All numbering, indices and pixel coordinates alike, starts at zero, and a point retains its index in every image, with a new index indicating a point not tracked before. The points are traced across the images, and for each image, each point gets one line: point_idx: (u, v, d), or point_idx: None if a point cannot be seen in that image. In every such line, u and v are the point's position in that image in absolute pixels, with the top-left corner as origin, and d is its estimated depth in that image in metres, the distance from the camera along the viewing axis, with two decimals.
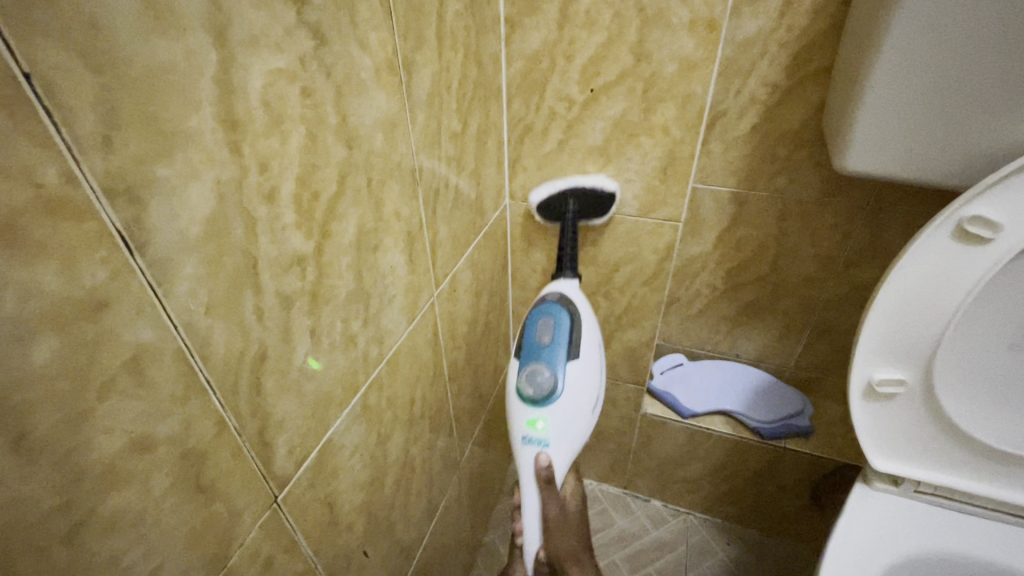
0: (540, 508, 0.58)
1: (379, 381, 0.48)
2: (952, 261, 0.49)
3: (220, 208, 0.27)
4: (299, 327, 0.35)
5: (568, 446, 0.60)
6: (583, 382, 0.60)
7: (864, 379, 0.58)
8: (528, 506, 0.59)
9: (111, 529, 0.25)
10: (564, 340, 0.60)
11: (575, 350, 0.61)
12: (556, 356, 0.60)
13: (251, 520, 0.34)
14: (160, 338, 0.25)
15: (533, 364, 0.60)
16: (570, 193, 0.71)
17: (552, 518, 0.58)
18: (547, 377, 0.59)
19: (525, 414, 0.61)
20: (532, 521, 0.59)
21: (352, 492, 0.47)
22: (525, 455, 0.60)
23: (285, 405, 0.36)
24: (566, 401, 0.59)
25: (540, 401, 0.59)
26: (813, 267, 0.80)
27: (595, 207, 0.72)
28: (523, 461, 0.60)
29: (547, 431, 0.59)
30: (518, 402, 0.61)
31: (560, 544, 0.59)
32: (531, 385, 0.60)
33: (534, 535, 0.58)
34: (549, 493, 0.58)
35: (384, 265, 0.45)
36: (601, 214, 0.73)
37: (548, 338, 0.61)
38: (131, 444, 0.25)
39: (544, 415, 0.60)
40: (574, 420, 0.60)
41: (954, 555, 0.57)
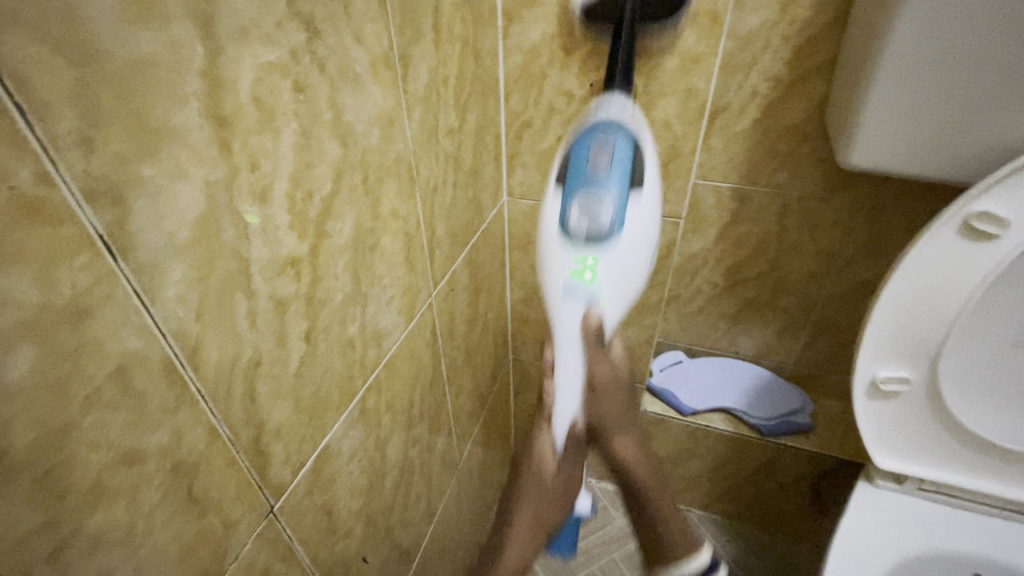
0: (587, 365, 0.50)
1: (377, 384, 0.47)
2: (959, 258, 0.48)
3: (209, 209, 0.26)
4: (295, 331, 0.34)
5: (620, 298, 0.51)
6: (641, 224, 0.51)
7: (868, 377, 0.57)
8: (569, 361, 0.50)
9: (96, 547, 0.24)
10: (625, 169, 0.49)
11: (635, 183, 0.50)
12: (617, 186, 0.49)
13: (246, 531, 0.33)
14: (147, 347, 0.24)
15: (586, 196, 0.49)
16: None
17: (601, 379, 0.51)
18: (607, 213, 0.49)
19: (572, 256, 0.50)
20: (574, 381, 0.51)
21: (350, 497, 0.46)
22: (568, 313, 0.50)
23: (280, 412, 0.34)
24: (625, 243, 0.50)
25: (595, 240, 0.49)
26: (815, 263, 0.79)
27: (654, 15, 0.57)
28: (565, 316, 0.50)
29: (600, 278, 0.50)
30: (563, 242, 0.50)
31: (603, 410, 0.52)
32: (585, 220, 0.49)
33: (570, 398, 0.51)
34: (596, 351, 0.50)
35: (382, 264, 0.44)
36: (660, 22, 0.57)
37: (605, 164, 0.49)
38: (118, 458, 0.24)
39: (597, 258, 0.49)
40: (629, 269, 0.51)
41: (959, 553, 0.57)
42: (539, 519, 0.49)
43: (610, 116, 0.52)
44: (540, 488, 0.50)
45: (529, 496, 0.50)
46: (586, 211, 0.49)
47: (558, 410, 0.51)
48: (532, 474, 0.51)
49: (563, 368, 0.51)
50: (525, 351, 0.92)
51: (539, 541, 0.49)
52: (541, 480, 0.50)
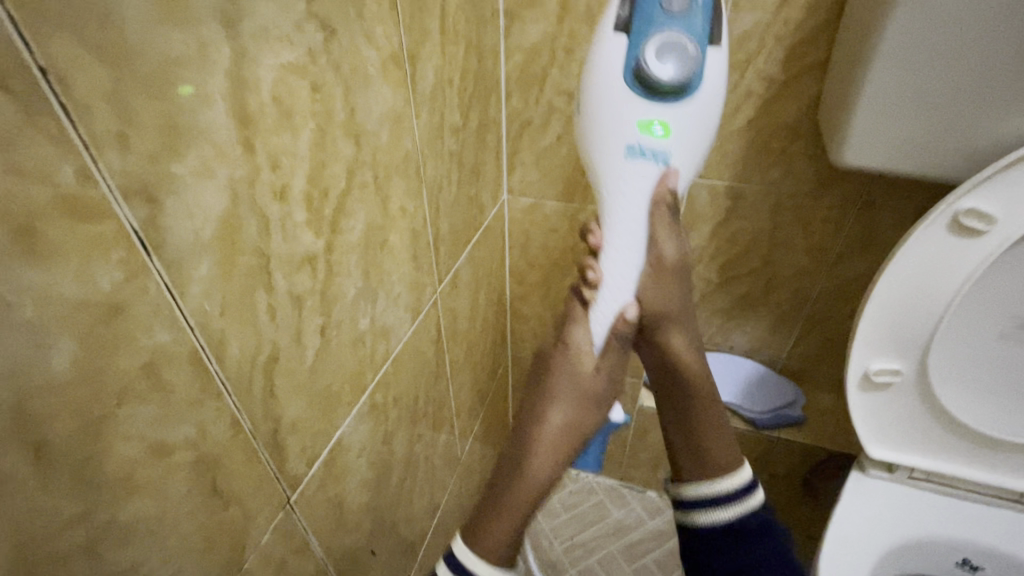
0: (647, 238, 0.45)
1: (385, 379, 0.47)
2: (947, 253, 0.50)
3: (233, 207, 0.27)
4: (310, 327, 0.35)
5: (690, 162, 0.44)
6: (720, 77, 0.43)
7: (860, 370, 0.59)
8: (624, 232, 0.45)
9: (128, 537, 0.24)
10: (704, 8, 0.40)
11: (717, 27, 0.42)
12: (698, 28, 0.40)
13: (264, 523, 0.34)
14: (176, 341, 0.25)
15: (659, 44, 0.40)
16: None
17: (663, 260, 0.45)
18: (684, 65, 0.40)
19: (638, 115, 0.42)
20: (629, 258, 0.45)
21: (360, 491, 0.46)
22: (634, 174, 0.43)
23: (296, 406, 0.35)
24: (704, 99, 0.42)
25: (668, 97, 0.41)
26: (806, 260, 0.81)
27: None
28: (626, 179, 0.44)
29: (672, 138, 0.42)
30: (630, 97, 0.42)
31: (659, 299, 0.47)
32: (658, 71, 0.41)
33: (623, 279, 0.46)
34: (660, 219, 0.44)
35: (390, 261, 0.44)
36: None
37: (681, 1, 0.40)
38: (148, 450, 0.24)
39: (666, 116, 0.42)
40: (703, 132, 0.43)
41: (944, 539, 0.59)
42: (574, 419, 0.47)
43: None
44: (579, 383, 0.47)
45: (564, 390, 0.47)
46: (660, 56, 0.41)
47: (607, 290, 0.46)
48: (571, 369, 0.47)
49: (618, 238, 0.45)
50: (523, 347, 0.93)
51: (575, 444, 0.48)
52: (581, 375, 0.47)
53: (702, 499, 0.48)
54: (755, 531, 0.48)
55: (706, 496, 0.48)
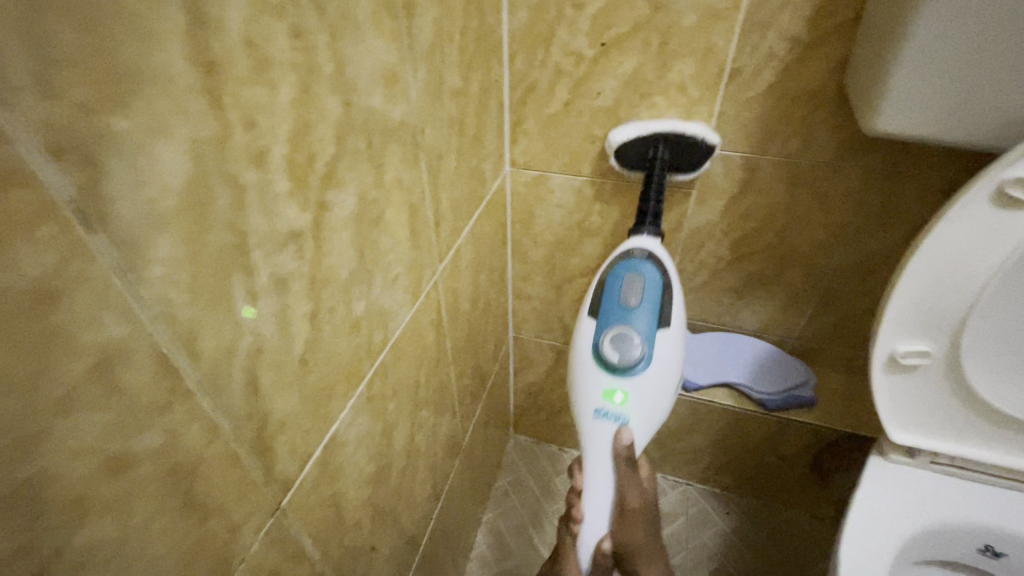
0: (616, 489, 0.51)
1: (383, 367, 0.44)
2: (989, 230, 0.47)
3: (198, 173, 0.22)
4: (299, 315, 0.31)
5: (648, 424, 0.53)
6: (671, 353, 0.53)
7: (887, 352, 0.56)
8: (597, 491, 0.52)
9: (85, 567, 0.20)
10: (654, 302, 0.53)
11: (665, 316, 0.53)
12: (646, 325, 0.52)
13: (253, 532, 0.30)
14: (135, 337, 0.21)
15: (618, 332, 0.52)
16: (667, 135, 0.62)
17: (631, 504, 0.51)
18: (636, 348, 0.51)
19: (602, 385, 0.53)
20: (601, 505, 0.51)
21: (358, 487, 0.43)
22: (598, 432, 0.52)
23: (285, 401, 0.31)
24: (655, 374, 0.52)
25: (625, 372, 0.52)
26: (823, 236, 0.77)
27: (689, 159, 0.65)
28: (595, 437, 0.52)
29: (630, 406, 0.52)
30: (596, 369, 0.53)
31: (626, 536, 0.51)
32: (616, 352, 0.52)
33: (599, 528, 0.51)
34: (628, 476, 0.51)
35: (387, 238, 0.40)
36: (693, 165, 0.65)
37: (636, 299, 0.53)
38: (104, 466, 0.20)
39: (626, 388, 0.52)
40: (659, 399, 0.53)
41: (969, 525, 0.57)
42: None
43: (644, 248, 0.55)
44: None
45: None
46: (616, 343, 0.52)
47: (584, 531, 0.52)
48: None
49: (591, 495, 0.52)
50: (525, 329, 0.90)
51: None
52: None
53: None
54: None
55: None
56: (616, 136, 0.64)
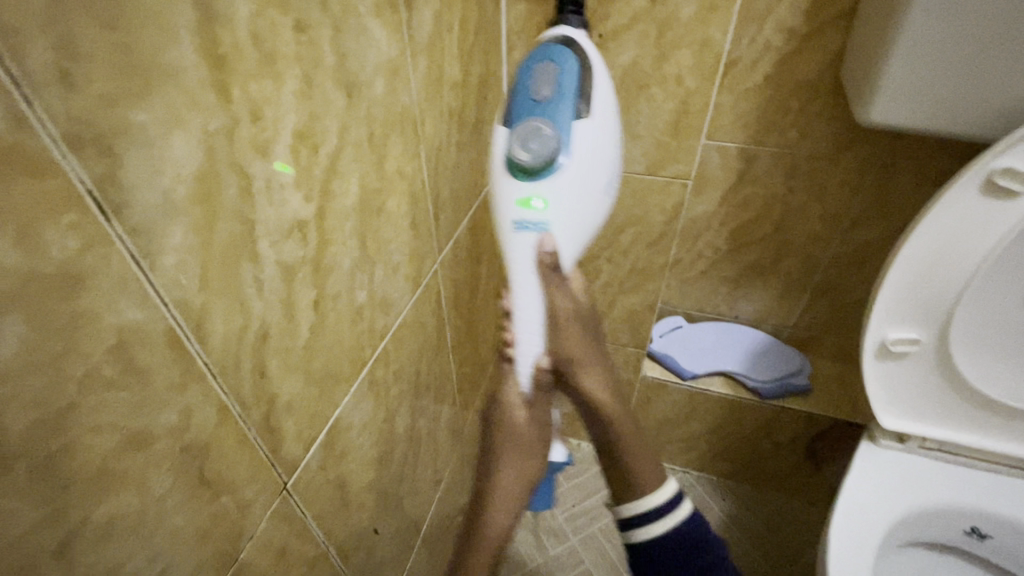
0: (545, 299, 0.47)
1: (385, 353, 0.45)
2: (978, 218, 0.48)
3: (209, 163, 0.23)
4: (304, 302, 0.32)
5: (573, 225, 0.46)
6: (592, 148, 0.45)
7: (878, 338, 0.57)
8: (528, 303, 0.47)
9: (106, 537, 0.22)
10: (571, 91, 0.44)
11: (585, 106, 0.45)
12: (560, 115, 0.44)
13: (261, 510, 0.31)
14: (150, 319, 0.22)
15: (529, 125, 0.44)
16: None
17: (562, 311, 0.48)
18: (549, 139, 0.43)
19: (518, 192, 0.45)
20: (532, 322, 0.47)
21: (362, 470, 0.44)
22: (518, 243, 0.46)
23: (291, 385, 0.32)
24: (573, 170, 0.44)
25: (540, 170, 0.44)
26: (819, 226, 0.79)
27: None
28: (517, 252, 0.47)
29: (551, 209, 0.45)
30: (507, 176, 0.46)
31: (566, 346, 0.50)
32: (527, 148, 0.43)
33: (536, 338, 0.48)
34: (556, 287, 0.47)
35: (388, 228, 0.41)
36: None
37: (549, 89, 0.44)
38: (122, 442, 0.21)
39: (544, 190, 0.45)
40: (581, 202, 0.46)
41: (956, 507, 0.58)
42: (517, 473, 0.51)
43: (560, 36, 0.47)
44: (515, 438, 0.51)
45: (507, 450, 0.51)
46: (524, 141, 0.44)
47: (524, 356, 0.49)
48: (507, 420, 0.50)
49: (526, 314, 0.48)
50: None
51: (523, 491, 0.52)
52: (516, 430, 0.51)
53: (637, 517, 0.49)
54: (688, 535, 0.48)
55: (643, 516, 0.48)
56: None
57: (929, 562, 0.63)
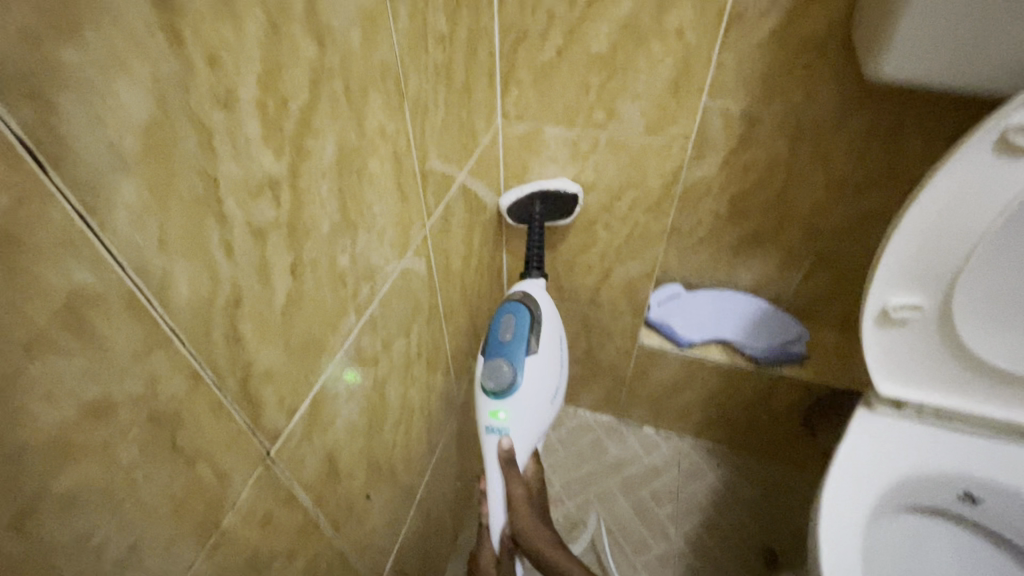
0: (503, 485, 0.57)
1: (372, 322, 0.43)
2: (989, 180, 0.46)
3: (161, 115, 0.21)
4: (279, 267, 0.30)
5: (529, 429, 0.59)
6: (540, 374, 0.59)
7: (879, 305, 0.56)
8: (493, 488, 0.58)
9: (69, 507, 0.21)
10: (526, 334, 0.59)
11: (536, 345, 0.59)
12: (518, 353, 0.58)
13: (241, 480, 0.31)
14: (103, 280, 0.20)
15: (494, 360, 0.58)
16: (536, 194, 0.72)
17: (516, 495, 0.57)
18: (508, 373, 0.56)
19: (486, 405, 0.58)
20: (496, 503, 0.58)
21: (351, 439, 0.44)
22: (488, 443, 0.58)
23: (269, 352, 0.31)
24: (527, 393, 0.57)
25: (502, 394, 0.57)
26: (822, 191, 0.77)
27: (562, 211, 0.75)
28: (486, 451, 0.58)
29: (510, 419, 0.57)
30: (479, 394, 0.59)
31: (520, 520, 0.57)
32: (492, 379, 0.57)
33: (499, 514, 0.58)
34: (513, 475, 0.57)
35: (371, 191, 0.39)
36: (564, 216, 0.75)
37: (510, 334, 0.59)
38: (81, 410, 0.20)
39: (506, 406, 0.57)
40: (533, 414, 0.59)
41: (947, 473, 0.58)
42: None
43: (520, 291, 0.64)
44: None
45: None
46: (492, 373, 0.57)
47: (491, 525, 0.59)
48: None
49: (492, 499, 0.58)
50: None
51: None
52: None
53: None
54: None
55: None
56: (501, 202, 0.73)
57: (919, 528, 0.63)
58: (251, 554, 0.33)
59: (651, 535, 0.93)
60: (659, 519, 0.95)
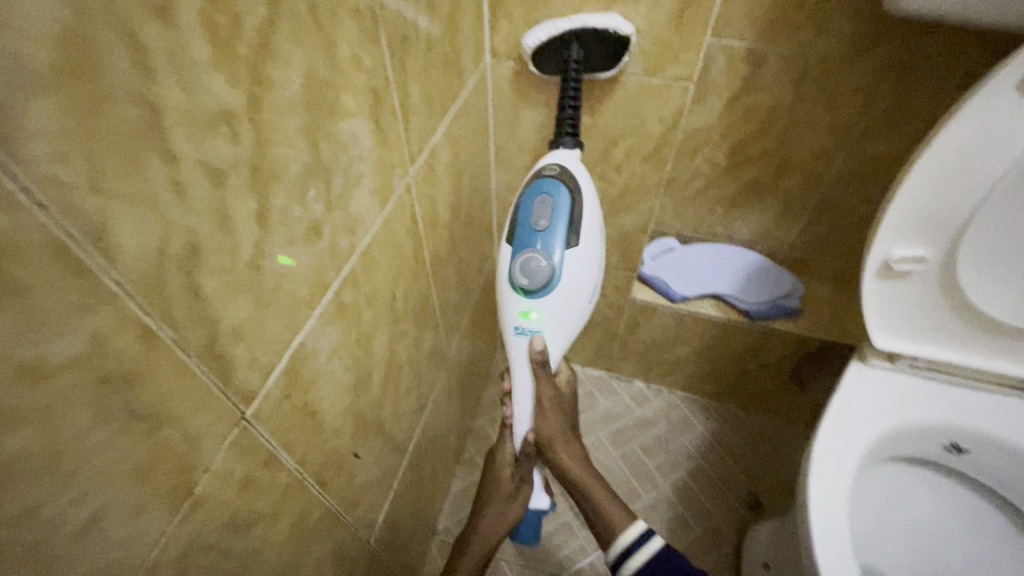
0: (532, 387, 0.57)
1: (354, 276, 0.41)
2: (1011, 122, 0.43)
3: (78, 24, 0.18)
4: (242, 213, 0.27)
5: (564, 330, 0.57)
6: (579, 268, 0.54)
7: (882, 256, 0.54)
8: (521, 389, 0.58)
9: (10, 480, 0.19)
10: (563, 224, 0.53)
11: (574, 235, 0.54)
12: (555, 245, 0.53)
13: (216, 442, 0.29)
14: (20, 223, 0.17)
15: (527, 254, 0.53)
16: (577, 34, 0.57)
17: (543, 399, 0.57)
18: (544, 267, 0.52)
19: (517, 303, 0.55)
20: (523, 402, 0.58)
21: (336, 397, 0.42)
22: (516, 345, 0.56)
23: (237, 307, 0.28)
24: (563, 292, 0.54)
25: (536, 291, 0.54)
26: (825, 138, 0.74)
27: (608, 58, 0.60)
28: (515, 351, 0.57)
29: (543, 319, 0.55)
30: (511, 291, 0.55)
31: (545, 423, 0.58)
32: (525, 275, 0.53)
33: (526, 418, 0.59)
34: (541, 377, 0.56)
35: (346, 131, 0.36)
36: (609, 66, 0.60)
37: (545, 223, 0.53)
38: (8, 373, 0.18)
39: (539, 305, 0.54)
40: (569, 311, 0.55)
41: (935, 423, 0.58)
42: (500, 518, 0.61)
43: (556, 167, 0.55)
44: (497, 487, 0.61)
45: (493, 498, 0.61)
46: (525, 268, 0.53)
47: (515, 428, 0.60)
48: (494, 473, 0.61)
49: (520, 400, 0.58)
50: None
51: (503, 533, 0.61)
52: (499, 482, 0.61)
53: (621, 559, 0.53)
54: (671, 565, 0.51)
55: (622, 555, 0.53)
56: (529, 40, 0.58)
57: (903, 477, 0.64)
58: (234, 516, 0.32)
59: (640, 483, 0.95)
60: (648, 469, 0.96)
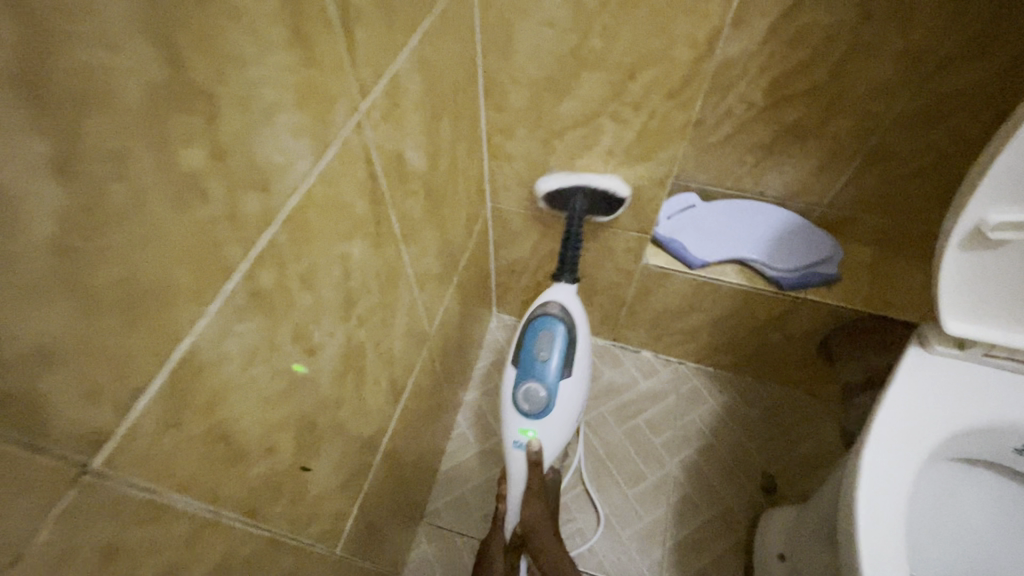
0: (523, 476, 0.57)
1: (275, 250, 0.30)
2: None
3: None
4: (17, 163, 0.16)
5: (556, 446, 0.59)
6: (572, 396, 0.58)
7: (973, 221, 0.43)
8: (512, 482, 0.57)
9: None
10: (564, 357, 0.56)
11: (569, 366, 0.57)
12: (556, 376, 0.56)
13: (25, 519, 0.19)
14: None
15: (530, 381, 0.55)
16: (581, 188, 0.67)
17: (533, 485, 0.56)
18: (544, 395, 0.55)
19: (516, 422, 0.57)
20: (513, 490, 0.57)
21: (261, 409, 0.32)
22: (513, 458, 0.57)
23: (33, 319, 0.18)
24: (560, 416, 0.57)
25: (535, 415, 0.56)
26: (891, 71, 0.63)
27: (605, 208, 0.69)
28: (510, 461, 0.57)
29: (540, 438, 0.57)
30: (511, 410, 0.57)
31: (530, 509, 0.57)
32: (527, 401, 0.55)
33: (513, 509, 0.57)
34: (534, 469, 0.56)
35: (238, 38, 0.24)
36: (607, 213, 0.70)
37: (548, 354, 0.56)
38: None
39: (537, 427, 0.56)
40: (563, 432, 0.58)
41: (1011, 426, 0.49)
42: None
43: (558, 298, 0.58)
44: None
45: None
46: (527, 394, 0.55)
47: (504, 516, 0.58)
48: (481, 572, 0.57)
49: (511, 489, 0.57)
50: (505, 196, 0.75)
51: None
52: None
53: None
54: None
55: None
56: (541, 185, 0.69)
57: (954, 478, 0.56)
58: None
59: (646, 463, 0.87)
60: (654, 448, 0.88)
